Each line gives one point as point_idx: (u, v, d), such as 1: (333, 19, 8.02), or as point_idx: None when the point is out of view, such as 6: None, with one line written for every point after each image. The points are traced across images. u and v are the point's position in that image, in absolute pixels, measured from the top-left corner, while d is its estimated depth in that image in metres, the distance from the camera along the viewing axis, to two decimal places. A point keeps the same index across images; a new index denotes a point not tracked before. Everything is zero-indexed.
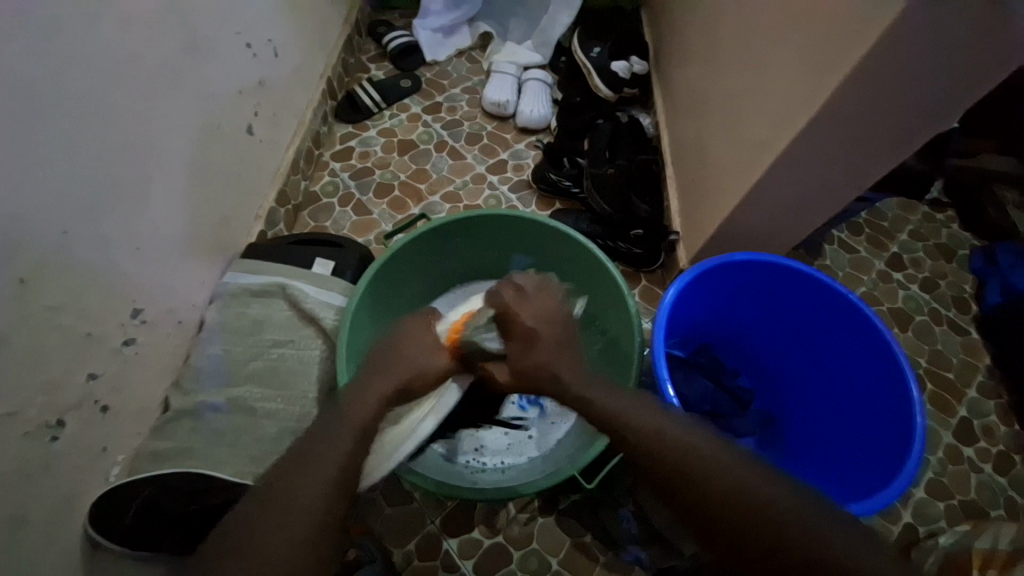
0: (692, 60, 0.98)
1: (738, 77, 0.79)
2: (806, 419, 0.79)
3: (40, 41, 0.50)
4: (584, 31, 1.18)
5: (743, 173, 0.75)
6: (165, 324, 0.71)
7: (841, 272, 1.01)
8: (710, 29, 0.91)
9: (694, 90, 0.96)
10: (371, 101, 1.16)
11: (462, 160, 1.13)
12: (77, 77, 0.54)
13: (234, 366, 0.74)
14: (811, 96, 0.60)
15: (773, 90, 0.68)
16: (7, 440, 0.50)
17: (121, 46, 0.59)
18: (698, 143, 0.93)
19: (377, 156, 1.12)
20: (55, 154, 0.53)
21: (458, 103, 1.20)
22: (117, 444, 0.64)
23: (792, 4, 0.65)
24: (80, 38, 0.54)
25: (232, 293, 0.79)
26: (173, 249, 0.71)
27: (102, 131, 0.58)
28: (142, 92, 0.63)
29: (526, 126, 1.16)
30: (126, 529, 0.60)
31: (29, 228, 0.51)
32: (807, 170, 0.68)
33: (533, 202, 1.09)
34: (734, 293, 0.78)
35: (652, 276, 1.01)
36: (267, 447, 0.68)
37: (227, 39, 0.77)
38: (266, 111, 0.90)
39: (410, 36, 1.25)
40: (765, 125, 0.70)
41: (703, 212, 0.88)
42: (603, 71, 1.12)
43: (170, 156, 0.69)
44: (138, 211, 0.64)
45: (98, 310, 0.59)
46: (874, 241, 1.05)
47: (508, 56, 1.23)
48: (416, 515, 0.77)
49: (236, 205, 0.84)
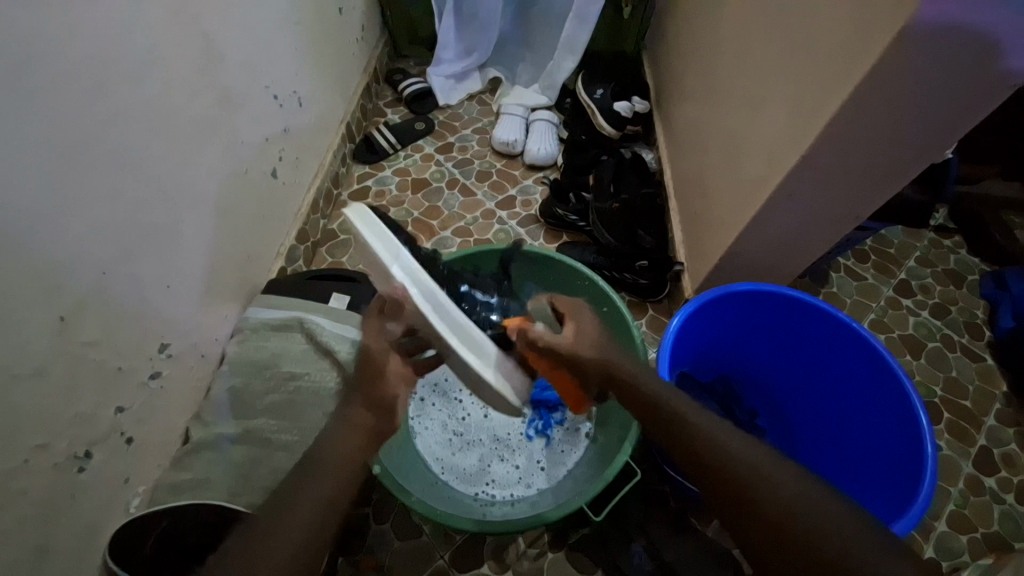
0: (691, 99, 1.03)
1: (735, 114, 0.83)
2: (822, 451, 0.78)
3: (94, 103, 0.56)
4: (587, 74, 1.25)
5: (742, 206, 0.78)
6: (189, 357, 0.74)
7: (849, 299, 1.02)
8: (707, 71, 0.95)
9: (693, 127, 1.01)
10: (387, 143, 1.23)
11: (472, 197, 1.17)
12: (124, 132, 0.60)
13: (251, 398, 0.76)
14: (804, 132, 0.63)
15: (768, 127, 0.72)
16: (39, 469, 0.53)
17: (162, 104, 0.65)
18: (699, 177, 0.96)
19: (392, 194, 1.17)
20: (98, 200, 0.58)
21: (469, 143, 1.27)
22: (138, 475, 0.66)
23: (783, 48, 0.69)
24: (129, 99, 0.60)
25: (253, 327, 0.82)
26: (200, 285, 0.75)
27: (142, 179, 0.63)
28: (176, 142, 0.68)
29: (533, 163, 1.21)
30: (140, 559, 0.60)
31: (71, 269, 0.55)
32: (804, 202, 0.70)
33: (540, 235, 1.12)
34: (741, 322, 0.79)
35: (659, 306, 1.02)
36: (281, 478, 0.70)
37: (255, 93, 0.84)
38: (289, 156, 0.97)
39: (424, 82, 1.33)
40: (762, 162, 0.73)
41: (706, 243, 0.90)
42: (605, 111, 1.18)
43: (200, 200, 0.74)
44: (170, 251, 0.69)
45: (129, 345, 0.63)
46: (881, 268, 1.05)
47: (516, 98, 1.30)
48: (425, 549, 0.76)
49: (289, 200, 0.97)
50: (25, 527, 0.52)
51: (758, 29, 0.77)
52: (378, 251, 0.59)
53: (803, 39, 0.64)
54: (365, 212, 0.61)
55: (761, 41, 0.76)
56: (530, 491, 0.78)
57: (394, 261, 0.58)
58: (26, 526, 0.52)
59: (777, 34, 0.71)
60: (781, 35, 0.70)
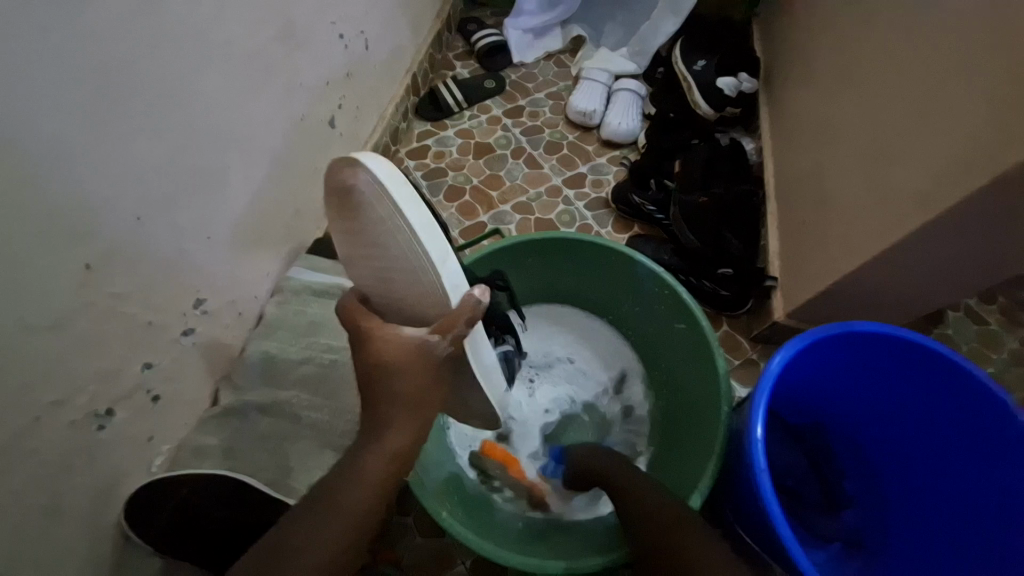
0: (815, 82, 0.86)
1: (882, 109, 0.67)
2: (917, 526, 0.66)
3: (144, 24, 0.49)
4: (688, 42, 1.08)
5: (881, 223, 0.63)
6: (225, 314, 0.69)
7: (965, 346, 0.86)
8: (845, 51, 0.78)
9: (815, 117, 0.84)
10: (452, 100, 1.12)
11: (538, 170, 1.06)
12: (173, 62, 0.53)
13: (284, 368, 0.71)
14: (1005, 143, 0.48)
15: (942, 128, 0.56)
16: (52, 428, 0.47)
17: (218, 32, 0.58)
18: (815, 180, 0.80)
19: (452, 157, 1.08)
20: (141, 136, 0.51)
21: (541, 109, 1.14)
22: (163, 434, 0.61)
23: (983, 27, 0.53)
24: (181, 23, 0.53)
25: (294, 289, 0.76)
26: (241, 240, 0.69)
27: (190, 118, 0.57)
28: (230, 78, 0.61)
29: (611, 140, 1.07)
30: (157, 524, 0.57)
31: (103, 212, 0.49)
32: (971, 233, 0.55)
33: (608, 223, 1.00)
34: (848, 367, 0.65)
35: (736, 322, 0.88)
36: (308, 461, 0.65)
37: (319, 29, 0.75)
38: (350, 104, 0.88)
39: (499, 35, 1.20)
40: (926, 173, 0.57)
41: (813, 260, 0.75)
42: (705, 87, 1.02)
43: (249, 145, 0.67)
44: (213, 200, 0.63)
45: (164, 298, 0.57)
46: (1010, 313, 0.88)
47: (598, 61, 1.14)
48: (446, 554, 0.71)
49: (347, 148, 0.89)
50: (38, 485, 0.47)
51: None
52: (427, 252, 0.45)
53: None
54: (406, 188, 0.46)
55: None
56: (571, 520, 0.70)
57: (443, 273, 0.46)
58: (40, 484, 0.47)
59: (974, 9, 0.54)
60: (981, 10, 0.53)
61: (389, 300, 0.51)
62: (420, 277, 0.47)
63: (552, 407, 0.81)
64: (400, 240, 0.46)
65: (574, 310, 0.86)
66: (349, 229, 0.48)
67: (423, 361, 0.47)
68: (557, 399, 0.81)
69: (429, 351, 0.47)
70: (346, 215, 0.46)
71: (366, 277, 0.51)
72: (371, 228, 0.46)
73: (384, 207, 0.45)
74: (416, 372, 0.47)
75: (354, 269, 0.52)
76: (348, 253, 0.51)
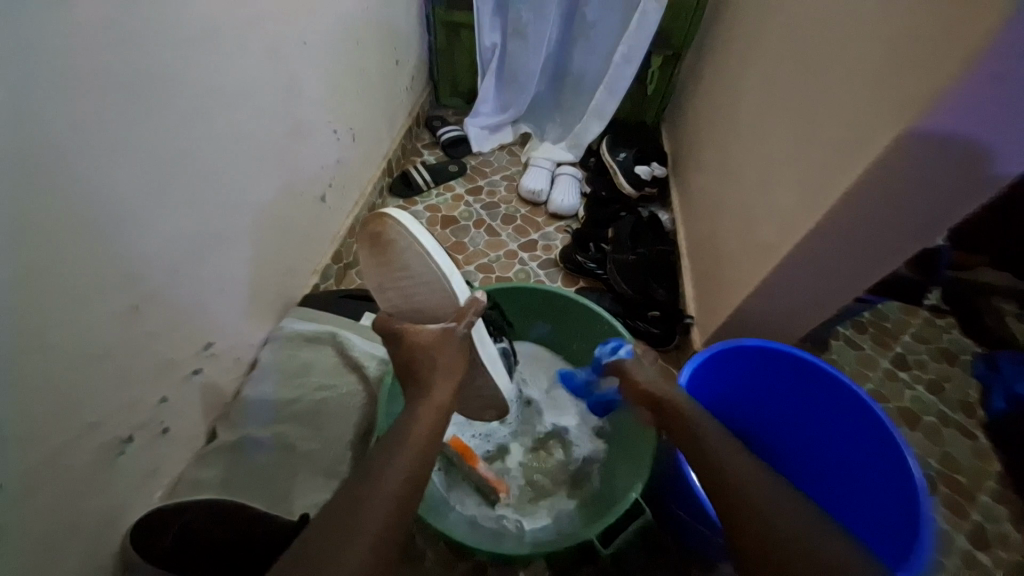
0: (707, 169, 1.13)
1: (748, 188, 0.92)
2: (837, 503, 0.81)
3: (196, 125, 0.64)
4: (612, 138, 1.37)
5: (755, 267, 0.84)
6: (226, 358, 0.78)
7: (847, 367, 1.07)
8: (723, 147, 1.06)
9: (709, 193, 1.10)
10: (422, 180, 1.32)
11: (497, 237, 1.25)
12: (211, 151, 0.68)
13: (278, 405, 0.80)
14: (813, 209, 0.71)
15: (780, 200, 0.80)
16: (85, 447, 0.56)
17: (246, 129, 0.74)
18: (712, 240, 1.04)
19: (422, 228, 1.25)
20: (182, 207, 0.64)
21: (497, 188, 1.36)
22: (165, 467, 0.69)
23: (794, 135, 0.79)
24: (221, 124, 0.69)
25: (287, 337, 0.86)
26: (246, 293, 0.81)
27: (218, 193, 0.71)
28: (248, 163, 0.76)
29: (556, 212, 1.30)
30: (163, 547, 0.62)
31: (147, 263, 0.60)
32: (809, 271, 0.77)
33: (558, 279, 1.19)
34: (748, 379, 0.84)
35: (667, 355, 1.07)
36: (300, 485, 0.73)
37: (319, 127, 0.93)
38: (338, 183, 1.05)
39: (461, 130, 1.45)
40: (774, 230, 0.80)
41: (717, 300, 0.96)
42: (627, 172, 1.29)
43: (259, 215, 0.81)
44: (227, 259, 0.75)
45: (181, 339, 0.67)
46: (879, 340, 1.11)
47: (546, 153, 1.41)
48: (426, 573, 0.77)
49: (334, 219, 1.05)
50: (61, 501, 0.54)
51: (772, 116, 0.87)
52: (440, 266, 0.64)
53: (814, 130, 0.73)
54: (418, 224, 0.66)
55: (774, 128, 0.86)
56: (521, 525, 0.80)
57: (451, 280, 0.65)
58: (62, 501, 0.54)
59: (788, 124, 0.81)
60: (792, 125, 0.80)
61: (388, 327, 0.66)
62: (437, 285, 0.66)
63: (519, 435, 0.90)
64: (421, 260, 0.64)
65: (534, 350, 1.01)
66: (380, 262, 0.65)
67: (447, 344, 0.63)
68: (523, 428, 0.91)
69: (453, 336, 0.64)
70: (379, 252, 0.64)
71: (392, 297, 0.67)
72: (400, 258, 0.64)
73: (407, 238, 0.64)
74: (446, 349, 0.63)
75: (381, 294, 0.68)
76: (379, 282, 0.66)
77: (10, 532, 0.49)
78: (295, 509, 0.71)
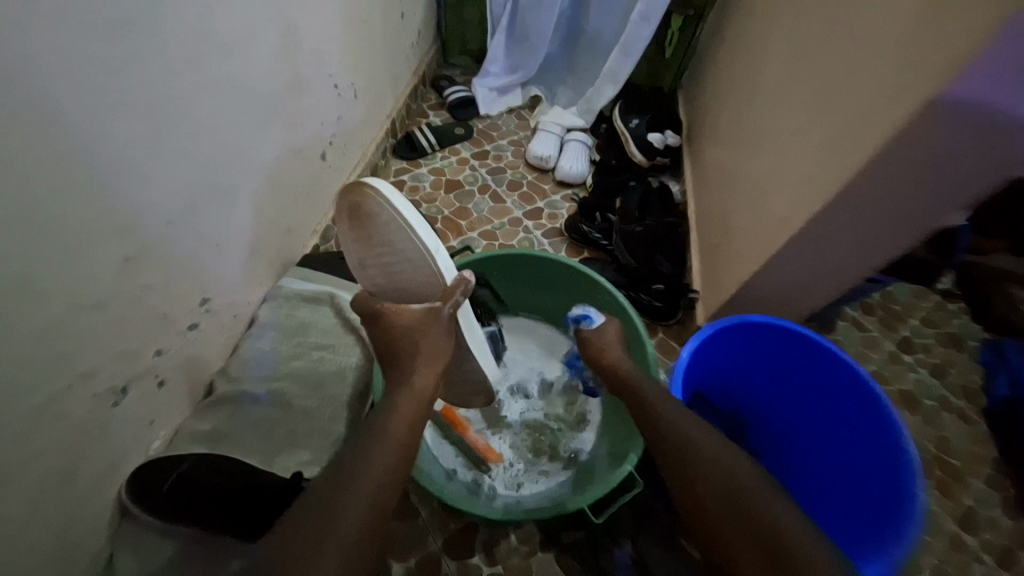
0: (722, 139, 1.08)
1: (763, 159, 0.88)
2: (822, 485, 0.81)
3: (189, 71, 0.61)
4: (625, 104, 1.31)
5: (764, 242, 0.81)
6: (224, 315, 0.77)
7: (852, 348, 1.05)
8: (740, 116, 1.01)
9: (721, 165, 1.06)
10: (427, 143, 1.28)
11: (501, 204, 1.22)
12: (206, 100, 0.65)
13: (277, 362, 0.80)
14: (829, 182, 0.68)
15: (795, 172, 0.76)
16: (79, 396, 0.56)
17: (243, 78, 0.71)
18: (722, 213, 1.00)
19: (426, 192, 1.22)
20: (178, 158, 0.63)
21: (504, 153, 1.32)
22: (163, 419, 0.70)
23: (816, 102, 0.74)
24: (216, 71, 0.66)
25: (285, 296, 0.86)
26: (245, 251, 0.80)
27: (215, 146, 0.68)
28: (247, 116, 0.73)
29: (563, 180, 1.26)
30: (161, 497, 0.65)
31: (142, 215, 0.59)
32: (821, 248, 0.74)
33: (562, 248, 1.17)
34: (750, 356, 0.83)
35: (669, 329, 1.05)
36: (298, 441, 0.74)
37: (319, 81, 0.90)
38: (339, 142, 1.02)
39: (468, 91, 1.40)
40: (786, 204, 0.77)
41: (723, 275, 0.94)
42: (639, 140, 1.23)
43: (257, 171, 0.78)
44: (225, 215, 0.73)
45: (178, 294, 0.67)
46: (887, 323, 1.09)
47: (555, 117, 1.36)
48: (420, 531, 0.79)
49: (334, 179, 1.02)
50: (59, 447, 0.55)
51: (795, 81, 0.82)
52: (423, 243, 0.61)
53: (836, 98, 0.69)
54: (402, 198, 0.62)
55: (794, 96, 0.81)
56: (513, 491, 0.81)
57: (436, 258, 0.62)
58: (59, 447, 0.55)
59: (811, 90, 0.76)
60: (814, 91, 0.75)
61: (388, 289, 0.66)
62: (419, 264, 0.63)
63: (513, 400, 0.91)
64: (402, 236, 0.61)
65: (536, 321, 1.00)
66: (360, 237, 0.63)
67: (433, 324, 0.61)
68: (517, 394, 0.91)
69: (436, 318, 0.61)
70: (359, 227, 0.62)
71: (376, 275, 0.66)
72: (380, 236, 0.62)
73: (387, 212, 0.60)
74: (433, 331, 0.61)
75: (363, 273, 0.67)
76: (360, 259, 0.65)
77: (11, 475, 0.50)
78: (290, 464, 0.72)
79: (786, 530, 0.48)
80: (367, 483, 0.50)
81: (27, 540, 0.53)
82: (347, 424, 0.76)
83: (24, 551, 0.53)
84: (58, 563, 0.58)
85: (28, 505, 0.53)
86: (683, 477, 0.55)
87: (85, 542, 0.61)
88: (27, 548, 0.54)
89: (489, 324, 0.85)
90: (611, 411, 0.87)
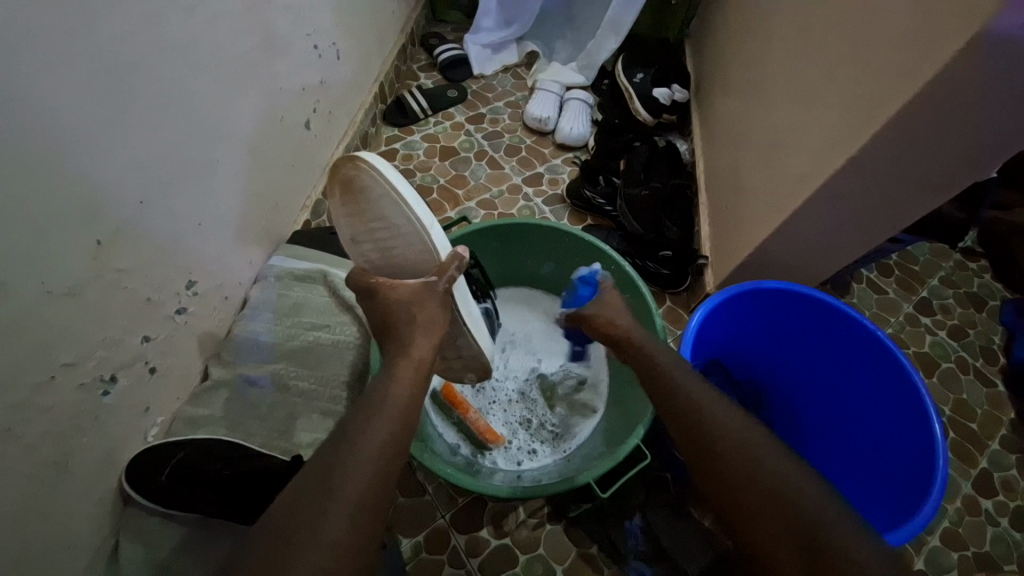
0: (733, 92, 1.01)
1: (779, 111, 0.81)
2: (836, 451, 0.79)
3: (146, 30, 0.55)
4: (628, 57, 1.22)
5: (780, 203, 0.76)
6: (213, 297, 0.74)
7: (868, 311, 1.01)
8: (754, 64, 0.93)
9: (733, 119, 0.99)
10: (418, 107, 1.20)
11: (500, 170, 1.16)
12: (170, 63, 0.59)
13: (271, 344, 0.78)
14: (856, 132, 0.62)
15: (815, 126, 0.70)
16: (64, 389, 0.54)
17: (210, 37, 0.64)
18: (734, 172, 0.94)
19: (420, 160, 1.16)
20: (143, 128, 0.57)
21: (500, 116, 1.25)
22: (158, 406, 0.68)
23: (840, 45, 0.67)
24: (177, 30, 0.59)
25: (277, 276, 0.83)
26: (230, 228, 0.75)
27: (184, 114, 0.63)
28: (218, 80, 0.67)
29: (564, 143, 1.19)
30: (160, 485, 0.64)
31: (109, 193, 0.55)
32: (844, 205, 0.69)
33: (564, 216, 1.12)
34: (763, 322, 0.79)
35: (678, 298, 1.02)
36: (298, 424, 0.73)
37: (297, 40, 0.83)
38: (323, 109, 0.95)
39: (460, 49, 1.30)
40: (806, 160, 0.71)
41: (735, 238, 0.89)
42: (644, 96, 1.15)
43: (235, 141, 0.73)
44: (203, 190, 0.68)
45: (160, 277, 0.63)
46: (904, 284, 1.04)
47: (553, 75, 1.27)
48: (427, 507, 0.79)
49: (320, 149, 0.95)
50: (48, 441, 0.53)
51: (816, 22, 0.74)
52: (417, 217, 0.58)
53: (861, 41, 0.62)
54: (394, 170, 0.59)
55: (815, 38, 0.73)
56: (514, 467, 0.80)
57: (431, 233, 0.59)
58: (48, 441, 0.53)
59: (833, 32, 0.69)
60: (838, 33, 0.68)
61: (388, 264, 0.62)
62: (412, 238, 0.59)
63: (514, 375, 0.89)
64: (395, 209, 0.58)
65: (538, 292, 0.97)
66: (352, 210, 0.59)
67: (427, 297, 0.57)
68: (519, 369, 0.89)
69: (431, 289, 0.58)
70: (352, 200, 0.58)
71: (369, 251, 0.61)
72: (371, 206, 0.58)
73: (381, 184, 0.57)
74: (428, 304, 0.57)
75: (353, 248, 0.62)
76: (352, 234, 0.61)
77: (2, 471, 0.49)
78: (290, 447, 0.71)
79: (810, 504, 0.44)
80: (361, 466, 0.44)
81: (27, 535, 0.52)
82: (346, 404, 0.75)
83: (26, 544, 0.53)
84: (64, 553, 0.58)
85: (23, 500, 0.51)
86: (700, 446, 0.51)
87: (89, 532, 0.61)
88: (30, 542, 0.53)
89: (485, 298, 0.80)
90: (617, 386, 0.85)
